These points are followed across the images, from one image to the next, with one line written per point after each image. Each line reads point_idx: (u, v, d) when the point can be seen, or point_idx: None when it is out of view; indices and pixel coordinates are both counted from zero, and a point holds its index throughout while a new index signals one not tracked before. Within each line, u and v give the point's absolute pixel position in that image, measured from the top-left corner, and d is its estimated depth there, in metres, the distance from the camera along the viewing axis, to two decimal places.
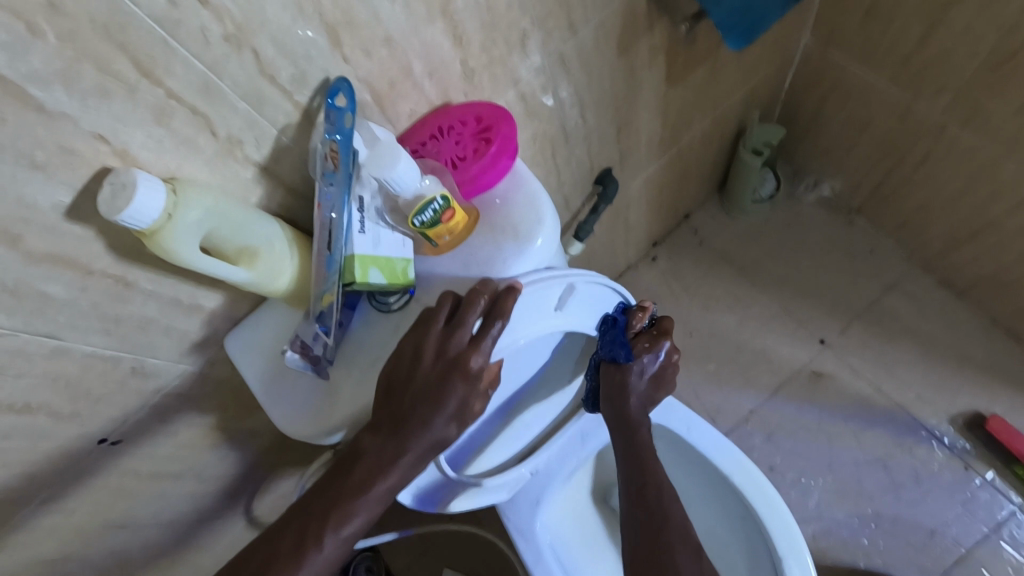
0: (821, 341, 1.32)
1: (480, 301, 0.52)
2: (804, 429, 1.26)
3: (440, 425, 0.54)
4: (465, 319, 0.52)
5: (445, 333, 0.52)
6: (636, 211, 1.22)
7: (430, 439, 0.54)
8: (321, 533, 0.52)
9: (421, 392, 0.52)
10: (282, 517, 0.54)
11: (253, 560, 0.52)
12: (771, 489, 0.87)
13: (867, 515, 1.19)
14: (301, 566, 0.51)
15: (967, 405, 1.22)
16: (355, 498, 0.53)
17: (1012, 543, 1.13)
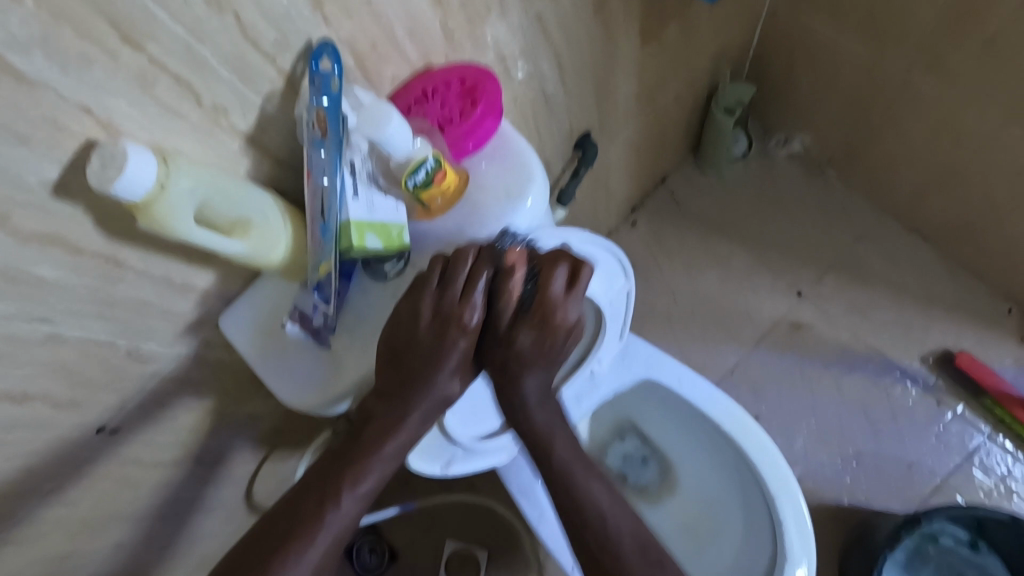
0: (798, 293, 1.37)
1: (467, 257, 0.53)
2: (786, 377, 1.32)
3: (446, 381, 0.57)
4: (455, 275, 0.53)
5: (437, 293, 0.54)
6: (615, 176, 1.23)
7: (438, 396, 0.57)
8: (340, 490, 0.54)
9: (423, 350, 0.55)
10: (303, 478, 0.57)
11: (275, 527, 0.53)
12: (761, 432, 0.90)
13: (849, 455, 1.25)
14: (324, 524, 0.53)
15: (938, 344, 1.27)
16: (370, 455, 0.56)
17: (983, 469, 1.20)
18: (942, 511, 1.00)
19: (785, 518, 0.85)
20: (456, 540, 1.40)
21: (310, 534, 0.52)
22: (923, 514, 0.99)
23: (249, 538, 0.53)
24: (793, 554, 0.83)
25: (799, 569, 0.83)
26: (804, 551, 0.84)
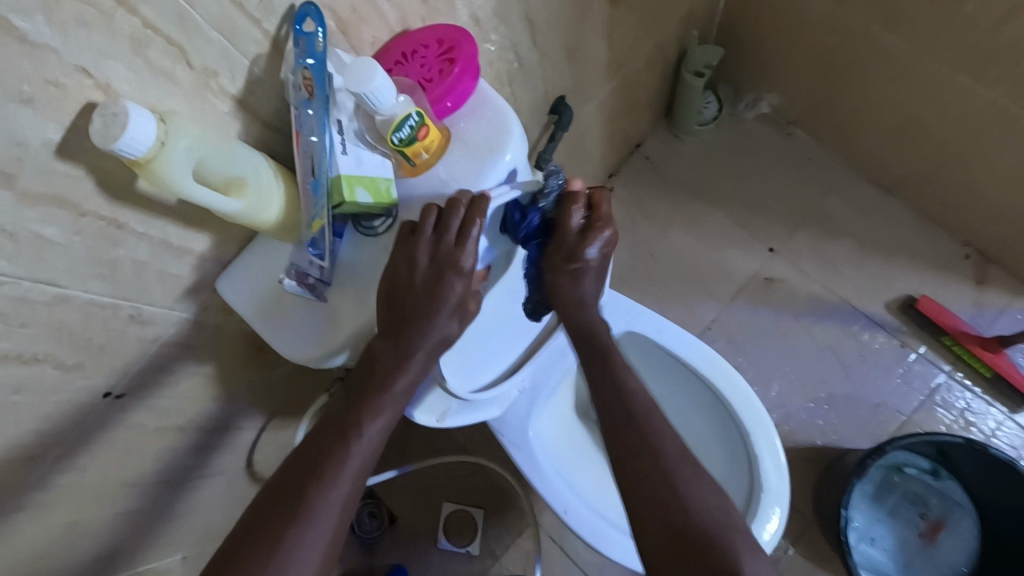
0: (770, 249, 1.43)
1: (459, 207, 0.57)
2: (761, 329, 1.38)
3: (444, 322, 0.61)
4: (448, 224, 0.57)
5: (434, 241, 0.58)
6: (591, 140, 1.26)
7: (437, 336, 0.62)
8: (358, 424, 0.61)
9: (421, 296, 0.59)
10: (320, 424, 0.63)
11: (305, 459, 0.60)
12: (736, 373, 0.96)
13: (821, 398, 1.33)
14: (346, 454, 0.60)
15: (901, 290, 1.34)
16: (386, 390, 0.62)
17: (944, 405, 1.28)
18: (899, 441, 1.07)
19: (761, 452, 0.91)
20: (452, 502, 1.46)
21: (335, 463, 0.59)
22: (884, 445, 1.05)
23: (284, 479, 0.58)
24: (770, 486, 0.89)
25: (775, 499, 0.89)
26: (779, 482, 0.90)
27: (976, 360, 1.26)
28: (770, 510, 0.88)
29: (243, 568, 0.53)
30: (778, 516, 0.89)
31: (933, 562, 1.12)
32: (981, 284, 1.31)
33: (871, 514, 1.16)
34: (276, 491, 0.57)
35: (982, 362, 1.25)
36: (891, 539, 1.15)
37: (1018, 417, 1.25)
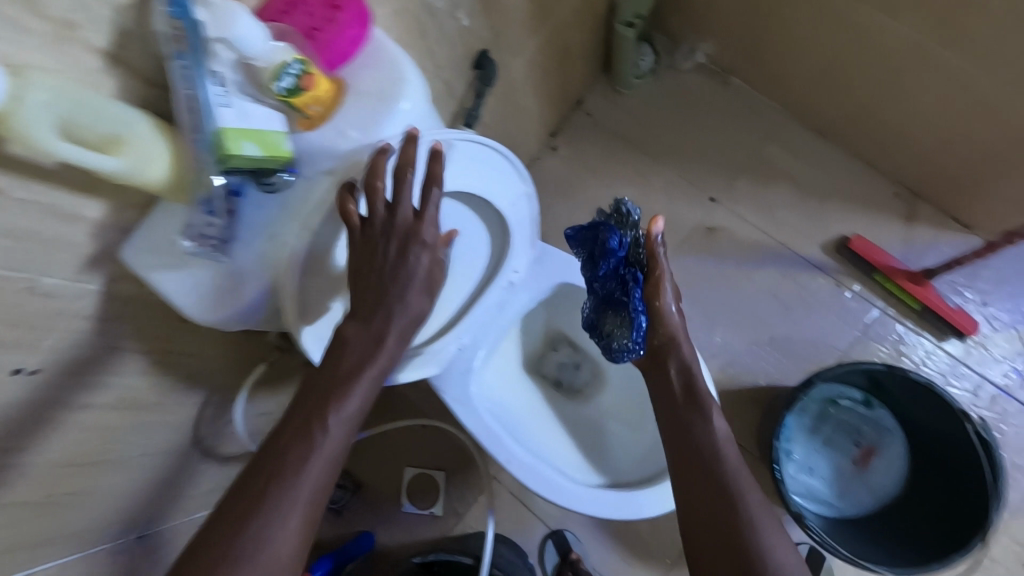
0: (711, 198, 1.45)
1: (381, 176, 0.60)
2: (705, 277, 1.41)
3: (415, 300, 0.66)
4: (376, 186, 0.60)
5: (387, 213, 0.62)
6: (524, 95, 1.25)
7: (408, 314, 0.66)
8: (324, 414, 0.61)
9: (385, 266, 0.63)
10: (287, 412, 0.63)
11: (274, 448, 0.60)
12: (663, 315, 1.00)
13: (763, 340, 1.37)
14: (314, 444, 0.60)
15: (836, 231, 1.38)
16: (350, 382, 0.63)
17: (878, 339, 1.33)
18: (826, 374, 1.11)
19: None
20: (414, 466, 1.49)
21: (303, 452, 0.60)
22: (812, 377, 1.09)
23: (252, 470, 0.59)
24: None
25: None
26: None
27: (907, 295, 1.31)
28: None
29: (213, 555, 0.55)
30: None
31: (867, 486, 1.18)
32: (910, 220, 1.35)
33: (809, 447, 1.21)
34: (245, 483, 0.59)
35: (912, 297, 1.30)
36: (828, 468, 1.21)
37: (945, 344, 1.30)
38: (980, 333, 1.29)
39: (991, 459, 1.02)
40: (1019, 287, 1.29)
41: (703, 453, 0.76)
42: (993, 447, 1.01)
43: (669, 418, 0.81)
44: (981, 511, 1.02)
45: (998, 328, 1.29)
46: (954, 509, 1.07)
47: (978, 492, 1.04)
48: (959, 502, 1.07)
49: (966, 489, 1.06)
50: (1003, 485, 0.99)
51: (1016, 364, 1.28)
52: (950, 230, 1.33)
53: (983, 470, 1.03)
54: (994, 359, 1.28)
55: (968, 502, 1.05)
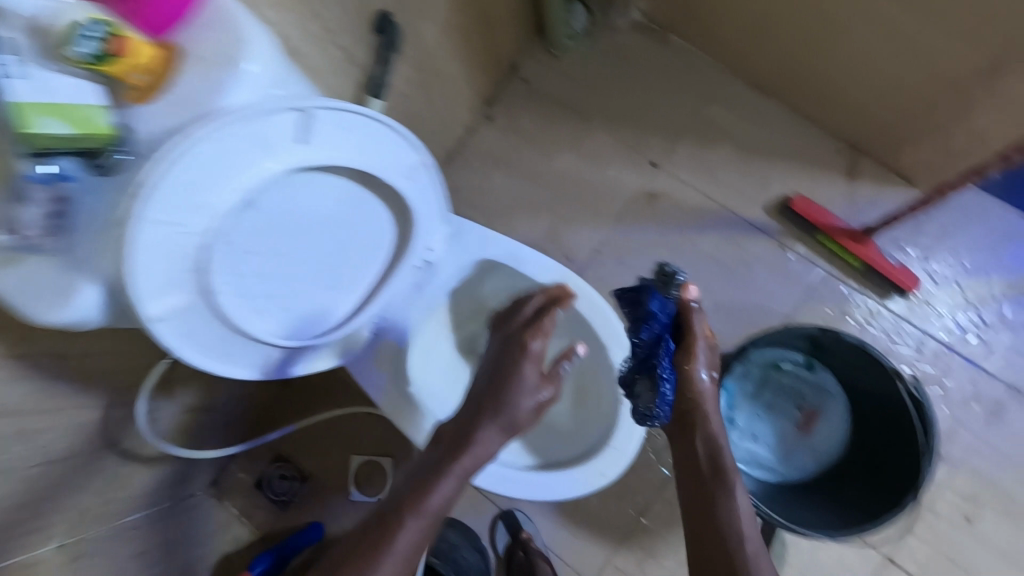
0: (652, 163, 1.40)
1: (546, 305, 0.91)
2: (648, 246, 1.38)
3: (530, 392, 0.86)
4: (531, 306, 0.91)
5: (521, 317, 0.91)
6: (443, 62, 1.18)
7: (511, 413, 0.85)
8: (420, 500, 0.79)
9: (497, 361, 0.88)
10: (389, 500, 0.81)
11: (376, 523, 0.77)
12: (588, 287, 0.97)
13: (707, 307, 1.34)
14: (405, 526, 0.76)
15: (778, 192, 1.35)
16: (442, 475, 0.81)
17: (821, 300, 1.30)
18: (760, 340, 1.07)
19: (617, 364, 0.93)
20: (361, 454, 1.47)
21: (398, 528, 0.76)
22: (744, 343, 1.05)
23: (359, 537, 0.76)
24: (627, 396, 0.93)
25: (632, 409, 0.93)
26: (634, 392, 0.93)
27: (847, 254, 1.28)
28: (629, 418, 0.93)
29: None
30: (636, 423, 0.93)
31: (809, 447, 1.18)
32: (852, 177, 1.32)
33: (752, 412, 1.20)
34: (350, 549, 0.75)
35: (852, 254, 1.27)
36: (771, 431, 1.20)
37: (888, 303, 1.28)
38: (922, 289, 1.27)
39: (923, 421, 0.99)
40: (961, 240, 1.27)
41: (730, 529, 0.86)
42: (925, 409, 0.98)
43: (695, 494, 0.90)
44: (912, 474, 1.00)
45: (940, 283, 1.27)
46: (888, 471, 1.06)
47: (911, 454, 1.02)
48: (894, 463, 1.06)
49: (900, 452, 1.05)
50: (934, 449, 0.97)
51: (958, 318, 1.26)
52: (892, 185, 1.30)
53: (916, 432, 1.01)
54: (936, 314, 1.26)
55: (902, 465, 1.04)
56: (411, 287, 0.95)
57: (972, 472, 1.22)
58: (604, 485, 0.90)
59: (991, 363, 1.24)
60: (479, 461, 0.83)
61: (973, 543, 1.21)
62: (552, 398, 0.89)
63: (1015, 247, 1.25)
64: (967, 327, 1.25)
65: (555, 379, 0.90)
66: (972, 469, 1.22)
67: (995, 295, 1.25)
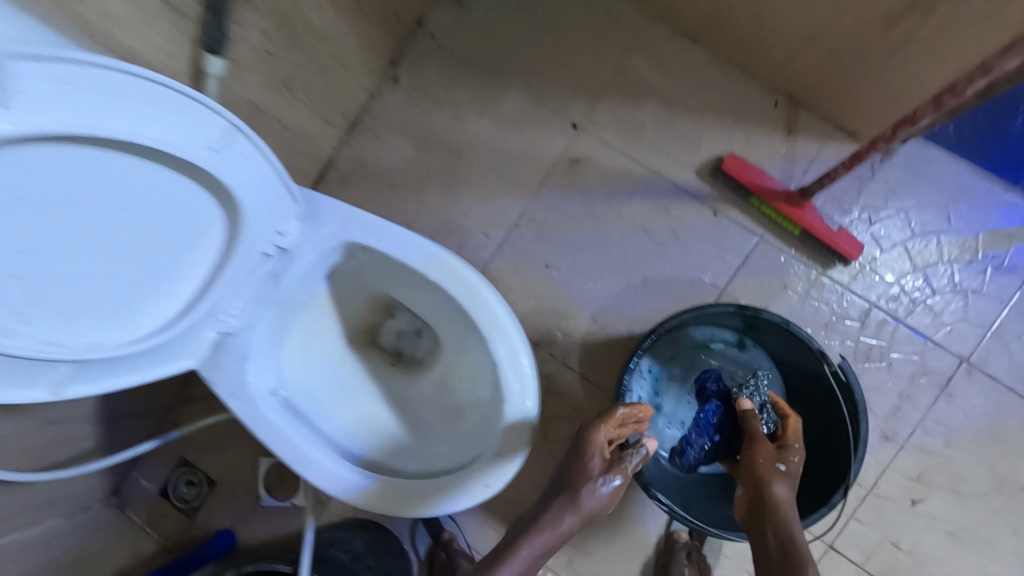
0: (573, 125, 1.26)
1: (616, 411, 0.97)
2: (571, 219, 1.25)
3: (596, 481, 0.91)
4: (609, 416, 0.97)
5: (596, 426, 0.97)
6: (317, 14, 1.01)
7: (585, 499, 0.90)
8: (500, 564, 0.85)
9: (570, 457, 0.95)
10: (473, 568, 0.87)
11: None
12: (469, 271, 0.81)
13: (636, 282, 1.22)
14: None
15: (712, 152, 1.21)
16: (523, 542, 0.87)
17: (758, 271, 1.19)
18: (678, 319, 0.95)
19: (499, 356, 0.79)
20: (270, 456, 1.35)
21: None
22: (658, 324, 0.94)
23: None
24: (511, 395, 0.79)
25: (517, 410, 0.79)
26: (520, 389, 0.79)
27: (785, 220, 1.15)
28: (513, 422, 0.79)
29: None
30: (522, 426, 0.79)
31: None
32: (791, 134, 1.19)
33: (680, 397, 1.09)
34: None
35: (792, 222, 1.15)
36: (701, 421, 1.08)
37: (831, 272, 1.17)
38: (867, 255, 1.16)
39: (853, 411, 0.90)
40: (909, 200, 1.15)
41: None
42: (855, 399, 0.89)
43: None
44: (839, 469, 0.92)
45: (887, 248, 1.15)
46: (814, 463, 0.98)
47: (839, 446, 0.93)
48: (821, 455, 0.97)
49: (828, 443, 0.96)
50: (865, 444, 0.88)
51: (906, 286, 1.15)
52: (833, 140, 1.18)
53: (845, 423, 0.91)
54: (883, 283, 1.15)
55: (830, 457, 0.95)
56: (266, 278, 0.81)
57: (920, 451, 1.12)
58: (489, 496, 0.81)
59: (940, 333, 1.14)
60: (555, 541, 0.88)
61: (920, 526, 1.12)
62: (619, 486, 0.92)
63: (967, 205, 1.14)
64: (916, 296, 1.15)
65: (620, 469, 0.93)
66: (920, 448, 1.12)
67: (946, 259, 1.14)
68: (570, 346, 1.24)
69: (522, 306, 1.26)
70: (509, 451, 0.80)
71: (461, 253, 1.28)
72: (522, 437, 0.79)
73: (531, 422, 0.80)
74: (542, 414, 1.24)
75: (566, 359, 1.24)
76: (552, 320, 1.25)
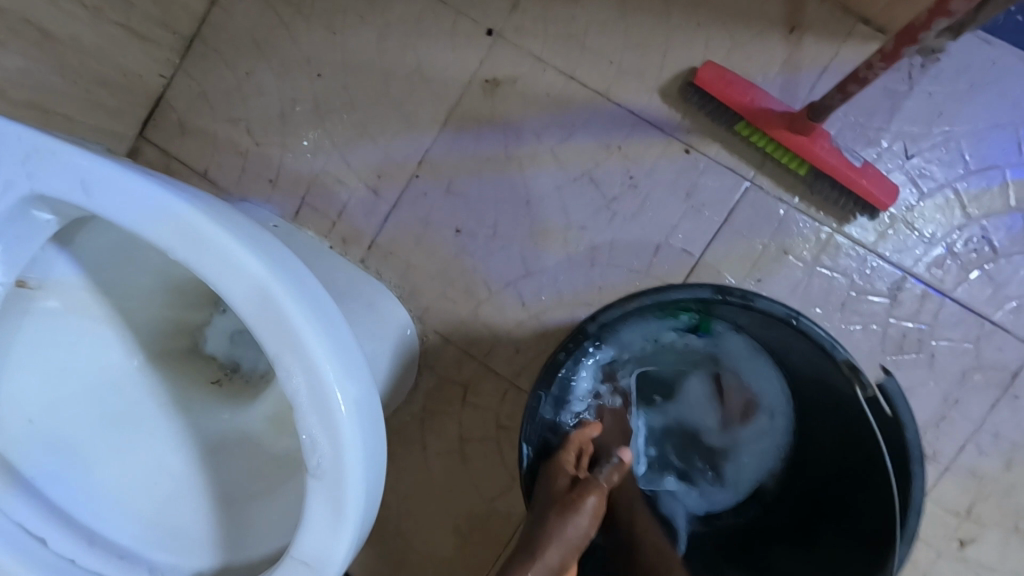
0: (489, 32, 0.90)
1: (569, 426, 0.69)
2: (489, 165, 0.90)
3: (563, 497, 0.63)
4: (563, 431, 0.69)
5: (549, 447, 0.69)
6: None
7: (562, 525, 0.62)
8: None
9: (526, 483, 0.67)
10: None
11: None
12: (239, 244, 0.47)
13: (581, 252, 0.88)
14: None
15: (681, 64, 0.86)
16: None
17: (748, 231, 0.85)
18: (620, 313, 0.59)
19: (297, 393, 0.46)
20: None
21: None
22: (589, 321, 0.59)
23: None
24: (319, 460, 0.47)
25: (330, 486, 0.47)
26: (334, 450, 0.46)
27: (787, 155, 0.81)
28: (322, 507, 0.47)
29: None
30: (340, 516, 0.47)
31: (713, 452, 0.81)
32: (794, 33, 0.84)
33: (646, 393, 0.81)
34: None
35: (797, 159, 0.81)
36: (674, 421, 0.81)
37: (850, 229, 0.83)
38: (901, 203, 0.82)
39: (899, 457, 0.58)
40: (962, 122, 0.81)
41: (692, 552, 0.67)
42: (905, 441, 0.57)
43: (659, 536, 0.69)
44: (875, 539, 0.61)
45: (928, 193, 0.82)
46: (837, 516, 0.67)
47: (875, 502, 0.62)
48: (846, 505, 0.67)
49: (859, 490, 0.65)
50: (917, 508, 0.57)
51: (955, 247, 0.82)
52: (852, 40, 0.83)
53: (885, 473, 0.60)
54: (922, 242, 0.82)
55: (859, 515, 0.65)
56: None
57: (972, 476, 0.81)
58: None
59: (1004, 311, 0.81)
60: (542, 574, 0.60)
61: None
62: (596, 507, 0.64)
63: None
64: (969, 259, 0.81)
65: (592, 487, 0.65)
66: (972, 472, 0.81)
67: (1012, 207, 0.81)
68: (494, 342, 0.90)
69: (426, 289, 0.91)
70: (323, 559, 0.47)
71: (343, 217, 0.93)
72: (340, 533, 0.47)
73: (356, 508, 0.47)
74: (457, 435, 0.91)
75: (488, 361, 0.90)
76: (468, 307, 0.90)
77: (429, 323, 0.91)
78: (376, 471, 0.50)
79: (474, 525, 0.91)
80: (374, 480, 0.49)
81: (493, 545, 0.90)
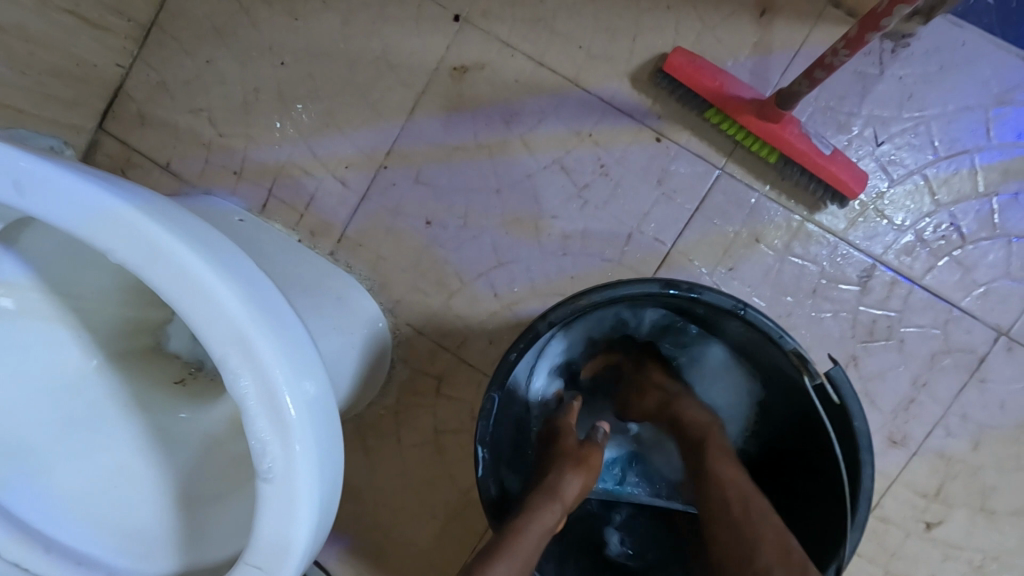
0: (456, 16, 0.87)
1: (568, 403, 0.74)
2: (459, 152, 0.88)
3: (574, 451, 0.66)
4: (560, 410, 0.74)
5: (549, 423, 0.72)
6: None
7: (569, 475, 0.63)
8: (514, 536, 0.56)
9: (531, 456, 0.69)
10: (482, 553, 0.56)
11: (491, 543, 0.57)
12: (179, 245, 0.46)
13: (554, 241, 0.87)
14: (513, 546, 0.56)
15: (651, 49, 0.85)
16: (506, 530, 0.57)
17: (720, 218, 0.84)
18: (571, 310, 0.58)
19: (244, 396, 0.45)
20: None
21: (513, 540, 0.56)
22: (540, 319, 0.58)
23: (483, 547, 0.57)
24: (270, 463, 0.46)
25: (280, 487, 0.46)
26: (286, 453, 0.46)
27: (757, 142, 0.80)
28: (275, 506, 0.46)
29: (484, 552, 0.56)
30: (291, 516, 0.46)
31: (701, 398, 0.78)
32: (765, 16, 0.83)
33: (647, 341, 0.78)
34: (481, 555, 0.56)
35: (768, 146, 0.80)
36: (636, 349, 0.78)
37: (821, 215, 0.83)
38: (871, 189, 0.82)
39: (848, 444, 0.58)
40: (933, 106, 0.80)
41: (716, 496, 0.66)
42: (851, 428, 0.57)
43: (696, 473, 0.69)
44: (828, 527, 0.61)
45: (898, 179, 0.81)
46: (790, 502, 0.68)
47: (824, 492, 0.62)
48: (797, 490, 0.67)
49: (808, 476, 0.65)
50: (867, 496, 0.57)
51: (925, 233, 0.82)
52: (823, 22, 0.82)
53: (834, 461, 0.60)
54: (892, 229, 0.82)
55: (812, 505, 0.64)
56: None
57: (940, 457, 0.82)
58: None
59: (972, 297, 0.82)
60: (553, 520, 0.59)
61: (939, 559, 0.82)
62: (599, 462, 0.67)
63: (1012, 112, 0.80)
64: (938, 245, 0.82)
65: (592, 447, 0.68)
66: (940, 454, 0.82)
67: (980, 191, 0.81)
68: (467, 334, 0.89)
69: (398, 280, 0.90)
70: (276, 560, 0.47)
71: (311, 209, 0.91)
72: (297, 531, 0.46)
73: (309, 509, 0.47)
74: (433, 427, 0.90)
75: (462, 352, 0.89)
76: (440, 298, 0.89)
77: (400, 315, 0.90)
78: (333, 472, 0.50)
79: (450, 518, 0.91)
80: (328, 481, 0.49)
81: (470, 535, 0.90)
